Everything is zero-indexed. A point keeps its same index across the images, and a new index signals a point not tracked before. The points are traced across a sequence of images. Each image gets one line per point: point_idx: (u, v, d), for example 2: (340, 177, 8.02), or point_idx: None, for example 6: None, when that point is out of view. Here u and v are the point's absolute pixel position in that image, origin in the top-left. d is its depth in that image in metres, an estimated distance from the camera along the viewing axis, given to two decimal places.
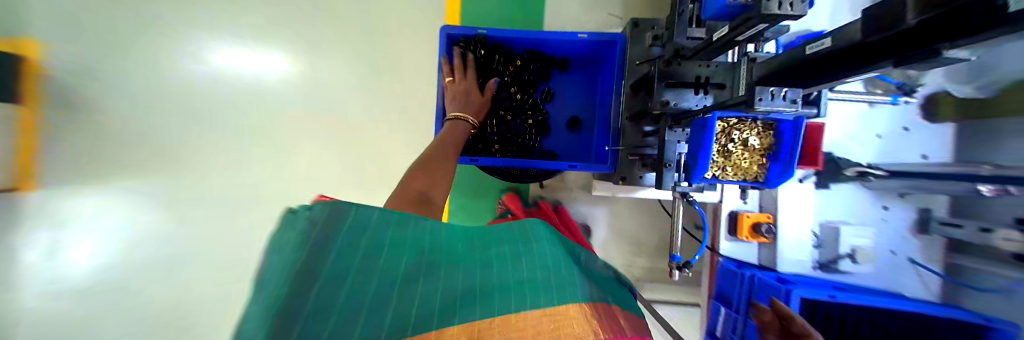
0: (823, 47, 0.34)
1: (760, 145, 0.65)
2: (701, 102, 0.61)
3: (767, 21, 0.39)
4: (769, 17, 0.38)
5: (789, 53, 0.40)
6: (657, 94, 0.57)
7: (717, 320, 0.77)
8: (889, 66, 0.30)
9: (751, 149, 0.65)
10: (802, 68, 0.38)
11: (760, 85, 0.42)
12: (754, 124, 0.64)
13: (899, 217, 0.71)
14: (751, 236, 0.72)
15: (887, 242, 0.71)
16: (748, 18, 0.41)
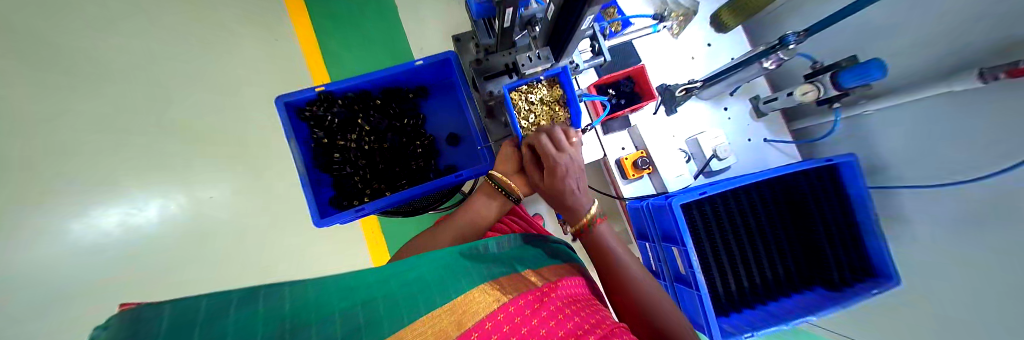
0: (553, 10, 0.40)
1: (551, 99, 0.56)
2: (506, 74, 0.53)
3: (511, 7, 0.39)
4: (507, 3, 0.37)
5: (547, 27, 0.45)
6: (482, 87, 0.52)
7: (647, 255, 0.77)
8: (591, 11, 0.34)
9: (545, 110, 0.56)
10: (554, 30, 0.44)
11: (517, 57, 0.47)
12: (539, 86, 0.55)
13: (740, 110, 0.82)
14: (636, 173, 0.77)
15: (741, 133, 0.82)
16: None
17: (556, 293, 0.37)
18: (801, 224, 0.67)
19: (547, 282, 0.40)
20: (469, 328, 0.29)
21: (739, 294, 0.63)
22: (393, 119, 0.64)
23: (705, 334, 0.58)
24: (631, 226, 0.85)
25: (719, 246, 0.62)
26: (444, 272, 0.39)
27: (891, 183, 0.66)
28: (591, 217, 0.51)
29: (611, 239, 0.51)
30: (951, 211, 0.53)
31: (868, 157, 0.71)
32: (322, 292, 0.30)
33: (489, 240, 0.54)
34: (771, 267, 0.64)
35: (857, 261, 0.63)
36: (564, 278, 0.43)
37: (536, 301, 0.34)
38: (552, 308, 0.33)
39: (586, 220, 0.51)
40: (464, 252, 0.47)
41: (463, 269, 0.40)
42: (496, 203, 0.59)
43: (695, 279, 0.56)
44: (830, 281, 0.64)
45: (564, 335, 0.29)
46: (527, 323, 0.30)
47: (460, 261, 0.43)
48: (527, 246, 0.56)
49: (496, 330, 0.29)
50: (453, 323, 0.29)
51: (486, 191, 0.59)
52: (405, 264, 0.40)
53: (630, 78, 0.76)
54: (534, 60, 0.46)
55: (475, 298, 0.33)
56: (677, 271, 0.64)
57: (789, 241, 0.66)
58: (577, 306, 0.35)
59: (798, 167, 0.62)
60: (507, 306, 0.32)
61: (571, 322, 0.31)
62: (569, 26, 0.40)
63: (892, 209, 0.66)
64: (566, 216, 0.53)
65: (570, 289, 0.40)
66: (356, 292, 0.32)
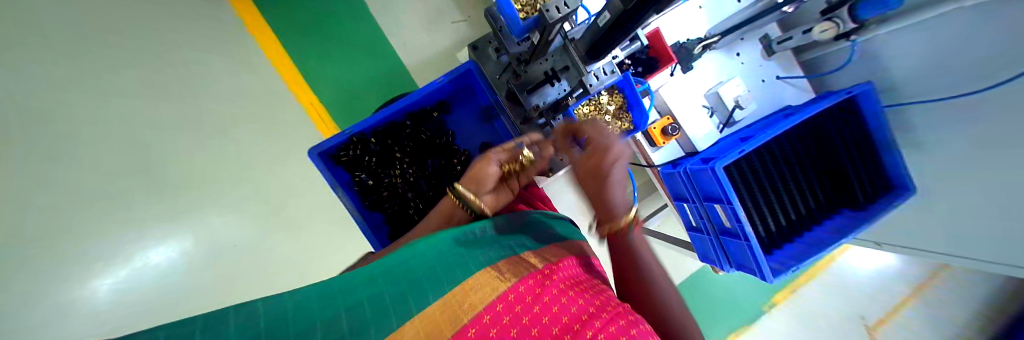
0: (608, 18, 0.36)
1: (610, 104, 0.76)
2: (549, 83, 0.55)
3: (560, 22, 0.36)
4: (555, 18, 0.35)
5: (589, 34, 0.45)
6: (528, 103, 0.56)
7: (687, 213, 0.83)
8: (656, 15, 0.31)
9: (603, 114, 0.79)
10: (600, 34, 0.41)
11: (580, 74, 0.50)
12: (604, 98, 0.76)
13: (752, 52, 0.82)
14: (665, 140, 0.78)
15: (755, 75, 0.83)
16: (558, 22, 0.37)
17: (557, 275, 0.35)
18: (826, 156, 0.70)
19: (547, 263, 0.39)
20: (479, 310, 0.26)
21: (778, 232, 0.68)
22: (421, 139, 0.71)
23: (759, 278, 0.64)
24: (665, 188, 0.91)
25: (758, 195, 0.67)
26: (444, 256, 0.37)
27: (899, 101, 0.67)
28: (631, 220, 0.44)
29: (643, 243, 0.45)
30: (953, 124, 0.56)
31: (882, 82, 0.70)
32: (342, 290, 0.27)
33: (477, 224, 0.51)
34: (802, 201, 0.69)
35: (876, 180, 0.68)
36: (563, 258, 0.42)
37: (539, 285, 0.32)
38: (555, 292, 0.31)
39: (625, 222, 0.44)
40: (457, 236, 0.45)
41: (467, 252, 0.39)
42: (461, 218, 0.58)
43: (744, 232, 0.61)
44: (856, 204, 0.68)
45: (568, 321, 0.26)
46: (529, 311, 0.27)
47: (451, 248, 0.39)
48: (514, 232, 0.52)
49: (495, 322, 0.25)
50: (459, 307, 0.26)
51: (447, 210, 0.57)
52: (406, 252, 0.38)
53: (646, 44, 0.73)
54: (600, 76, 0.50)
55: (481, 282, 0.31)
56: (723, 226, 0.69)
57: (815, 174, 0.70)
58: (578, 286, 0.34)
59: (817, 108, 0.63)
60: (508, 294, 0.29)
61: (575, 305, 0.29)
62: (620, 37, 0.38)
63: (904, 124, 0.67)
64: (598, 216, 0.47)
65: (571, 268, 0.39)
66: (364, 286, 0.28)
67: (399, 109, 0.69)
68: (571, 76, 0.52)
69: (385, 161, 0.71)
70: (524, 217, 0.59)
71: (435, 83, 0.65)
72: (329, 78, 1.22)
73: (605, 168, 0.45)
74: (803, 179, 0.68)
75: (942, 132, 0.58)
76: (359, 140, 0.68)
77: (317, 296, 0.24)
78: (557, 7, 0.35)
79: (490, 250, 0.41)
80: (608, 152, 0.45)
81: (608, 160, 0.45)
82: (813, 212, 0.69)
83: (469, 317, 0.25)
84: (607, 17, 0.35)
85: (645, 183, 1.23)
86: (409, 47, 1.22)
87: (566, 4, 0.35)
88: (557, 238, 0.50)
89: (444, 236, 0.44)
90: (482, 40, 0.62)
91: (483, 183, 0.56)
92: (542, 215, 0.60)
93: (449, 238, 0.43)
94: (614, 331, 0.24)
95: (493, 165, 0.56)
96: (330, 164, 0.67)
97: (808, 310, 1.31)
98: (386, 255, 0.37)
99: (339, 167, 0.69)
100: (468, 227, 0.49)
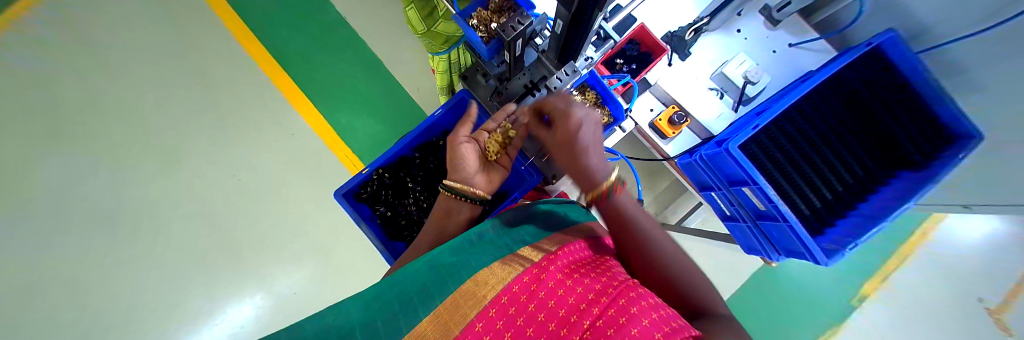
0: (563, 20, 0.40)
1: (586, 99, 0.69)
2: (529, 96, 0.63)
3: (512, 32, 0.45)
4: (506, 34, 0.45)
5: (557, 42, 0.51)
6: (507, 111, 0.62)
7: (717, 202, 0.78)
8: (597, 11, 0.35)
9: None
10: (564, 37, 0.46)
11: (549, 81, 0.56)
12: (583, 96, 0.69)
13: (754, 25, 0.77)
14: (674, 130, 0.77)
15: (764, 47, 0.77)
16: (511, 34, 0.46)
17: (555, 265, 0.36)
18: (860, 116, 0.64)
19: (545, 255, 0.39)
20: (470, 319, 0.27)
21: (822, 207, 0.62)
22: (429, 167, 0.80)
23: (811, 262, 0.57)
24: (688, 179, 0.86)
25: (789, 171, 0.63)
26: (435, 273, 0.38)
27: (932, 45, 0.60)
28: (613, 182, 0.46)
29: (634, 207, 0.47)
30: (995, 54, 0.50)
31: (906, 27, 0.63)
32: (335, 322, 0.28)
33: (478, 228, 0.55)
34: (843, 168, 0.63)
35: (931, 131, 0.59)
36: (564, 246, 0.42)
37: (535, 281, 0.32)
38: (553, 284, 0.32)
39: (607, 187, 0.46)
40: (457, 247, 0.47)
41: (461, 264, 0.40)
42: (465, 210, 0.60)
43: (781, 212, 0.55)
44: (910, 166, 0.59)
45: (566, 315, 0.26)
46: (525, 310, 0.28)
47: (445, 262, 0.41)
48: (511, 229, 0.54)
49: (490, 329, 0.26)
50: (450, 318, 0.27)
51: (445, 206, 0.60)
52: (399, 276, 0.40)
53: (633, 42, 0.77)
54: (569, 75, 0.55)
55: (469, 291, 0.32)
56: (757, 209, 0.64)
57: (849, 134, 0.64)
58: (577, 272, 0.35)
59: (831, 69, 0.58)
60: (500, 297, 0.29)
61: (573, 294, 0.29)
62: (580, 32, 0.43)
63: (953, 58, 0.58)
64: (582, 184, 0.49)
65: (572, 255, 0.40)
66: (356, 316, 0.30)
67: (408, 144, 0.79)
68: (539, 83, 0.62)
69: (399, 190, 0.79)
70: (529, 212, 0.61)
71: (436, 115, 0.74)
72: (355, 128, 1.34)
73: (574, 141, 0.47)
74: (828, 141, 0.64)
75: (988, 64, 0.52)
76: (376, 177, 0.77)
77: (326, 326, 0.27)
78: (512, 26, 0.45)
79: (485, 254, 0.43)
80: (574, 126, 0.46)
81: (578, 132, 0.46)
82: (858, 181, 0.62)
83: (462, 326, 0.26)
84: (560, 25, 0.42)
85: (673, 181, 1.16)
86: (424, 91, 1.36)
87: (519, 23, 0.45)
88: (554, 230, 0.51)
89: (440, 252, 0.46)
90: (470, 69, 0.69)
91: (463, 166, 0.59)
92: (549, 205, 0.62)
93: (447, 252, 0.45)
94: (612, 316, 0.24)
95: (464, 144, 0.59)
96: (355, 202, 0.78)
97: (900, 296, 1.15)
98: (380, 283, 0.39)
99: (362, 202, 0.79)
100: (466, 236, 0.52)
